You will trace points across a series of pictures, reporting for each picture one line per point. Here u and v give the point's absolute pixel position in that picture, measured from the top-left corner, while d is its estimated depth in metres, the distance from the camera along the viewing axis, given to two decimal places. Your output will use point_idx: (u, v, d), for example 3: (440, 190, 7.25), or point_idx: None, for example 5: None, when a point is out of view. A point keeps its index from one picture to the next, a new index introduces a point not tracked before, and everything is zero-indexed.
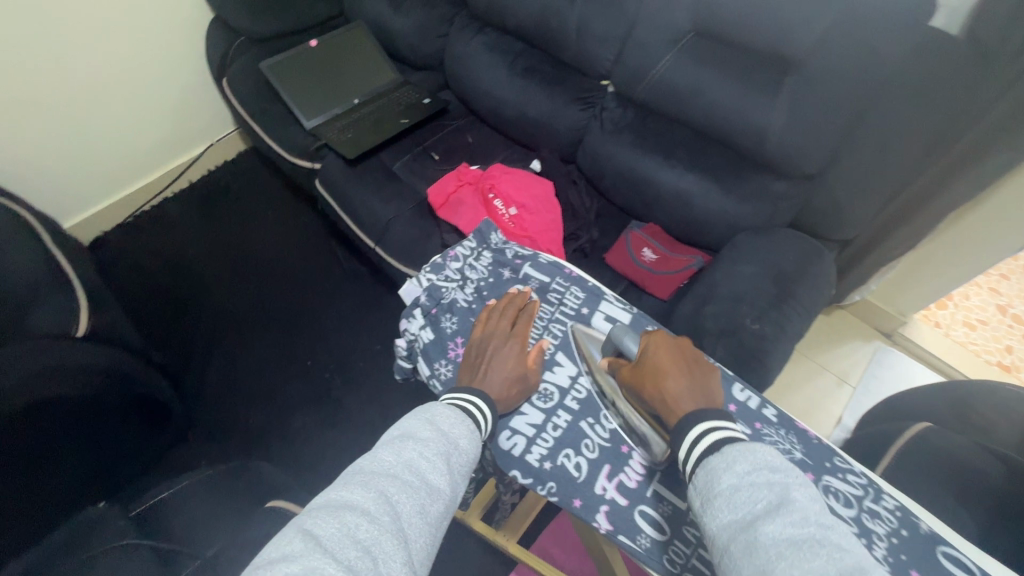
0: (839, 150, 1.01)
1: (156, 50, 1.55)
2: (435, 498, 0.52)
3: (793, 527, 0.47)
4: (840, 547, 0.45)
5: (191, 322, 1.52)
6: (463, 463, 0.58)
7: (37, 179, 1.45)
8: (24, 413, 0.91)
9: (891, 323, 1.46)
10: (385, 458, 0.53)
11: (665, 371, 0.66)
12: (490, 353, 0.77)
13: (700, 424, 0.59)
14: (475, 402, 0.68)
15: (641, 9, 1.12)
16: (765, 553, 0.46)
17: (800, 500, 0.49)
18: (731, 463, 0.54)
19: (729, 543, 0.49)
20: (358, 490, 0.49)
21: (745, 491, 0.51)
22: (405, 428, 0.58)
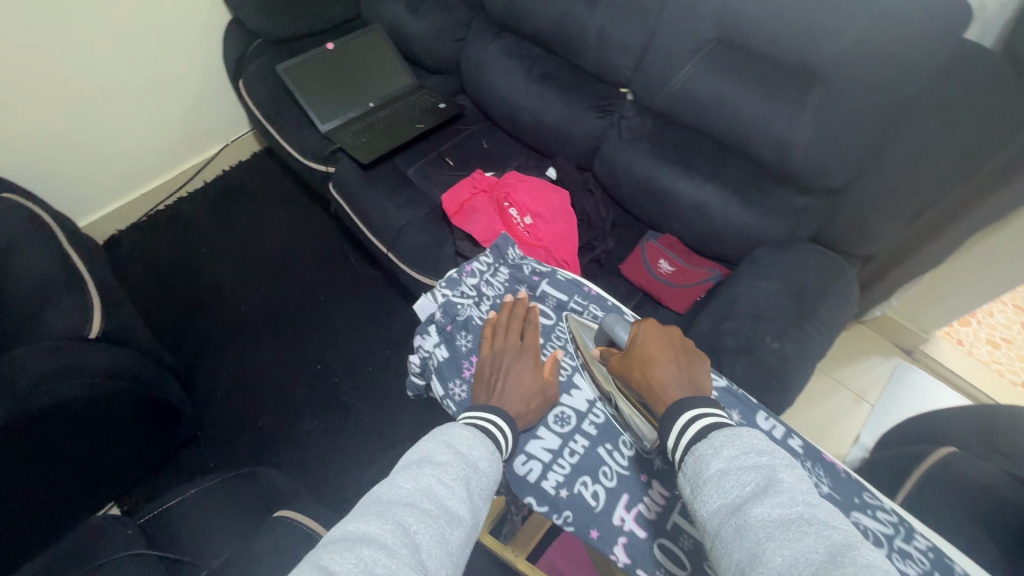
0: (865, 164, 0.99)
1: (174, 51, 1.55)
2: (455, 527, 0.50)
3: (781, 508, 0.46)
4: (828, 524, 0.44)
5: (203, 323, 1.52)
6: (482, 487, 0.56)
7: (54, 177, 1.46)
8: (38, 415, 0.92)
9: (913, 339, 1.42)
10: (403, 485, 0.51)
11: (654, 358, 0.66)
12: (506, 369, 0.76)
13: (689, 411, 0.58)
14: (496, 421, 0.65)
15: (662, 17, 1.10)
16: (753, 534, 0.45)
17: (788, 481, 0.48)
18: (718, 448, 0.53)
19: (719, 529, 0.48)
20: (377, 522, 0.47)
21: (733, 476, 0.50)
22: (423, 452, 0.57)
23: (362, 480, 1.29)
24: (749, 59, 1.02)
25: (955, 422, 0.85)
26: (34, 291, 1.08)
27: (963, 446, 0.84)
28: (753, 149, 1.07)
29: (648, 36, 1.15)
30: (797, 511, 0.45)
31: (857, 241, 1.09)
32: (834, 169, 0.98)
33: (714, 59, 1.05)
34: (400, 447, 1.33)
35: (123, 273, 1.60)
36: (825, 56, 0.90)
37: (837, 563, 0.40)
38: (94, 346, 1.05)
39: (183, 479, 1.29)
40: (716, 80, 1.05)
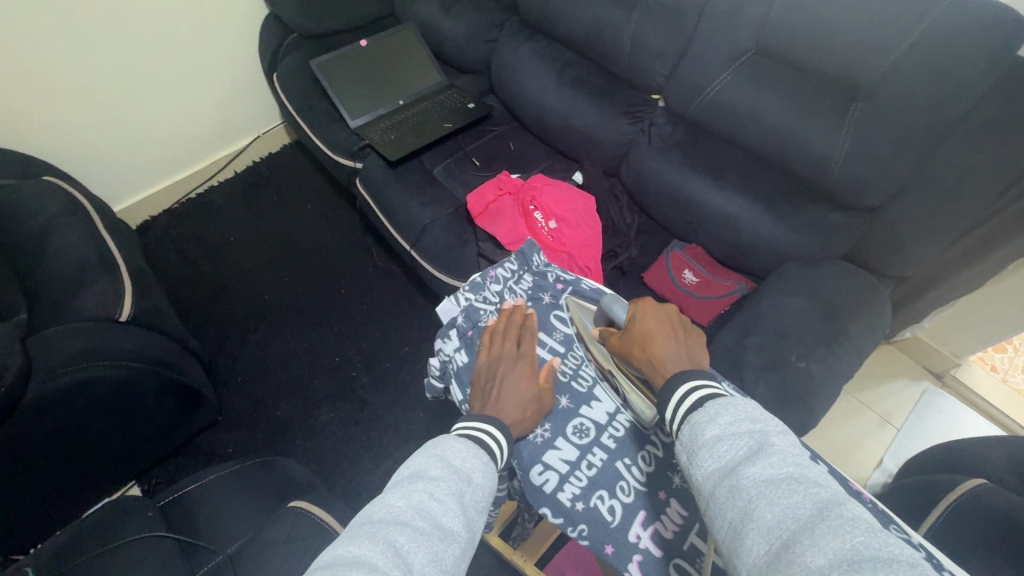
0: (904, 182, 0.96)
1: (213, 43, 1.59)
2: (448, 543, 0.49)
3: (772, 468, 0.46)
4: (818, 482, 0.45)
5: (227, 309, 1.55)
6: (478, 499, 0.55)
7: (92, 161, 1.50)
8: (70, 392, 0.95)
9: (943, 363, 1.38)
10: (394, 503, 0.51)
11: (653, 335, 0.66)
12: (500, 377, 0.74)
13: (687, 382, 0.58)
14: (490, 431, 0.64)
15: (700, 24, 1.09)
16: (745, 493, 0.45)
17: (780, 444, 0.49)
18: (714, 416, 0.53)
19: (713, 490, 0.49)
20: (367, 545, 0.46)
21: (727, 441, 0.50)
22: (415, 468, 0.56)
23: (374, 475, 1.30)
24: (787, 71, 1.00)
25: (988, 454, 0.82)
26: (69, 272, 1.11)
27: (996, 479, 0.80)
28: (788, 161, 1.05)
29: (685, 44, 1.14)
30: (788, 471, 0.46)
31: (891, 261, 1.06)
32: (873, 185, 0.95)
33: (752, 69, 1.04)
34: (413, 444, 1.33)
35: (153, 258, 1.64)
36: (869, 70, 0.88)
37: (824, 517, 0.41)
38: (121, 329, 1.08)
39: (200, 463, 1.31)
40: (754, 91, 1.04)
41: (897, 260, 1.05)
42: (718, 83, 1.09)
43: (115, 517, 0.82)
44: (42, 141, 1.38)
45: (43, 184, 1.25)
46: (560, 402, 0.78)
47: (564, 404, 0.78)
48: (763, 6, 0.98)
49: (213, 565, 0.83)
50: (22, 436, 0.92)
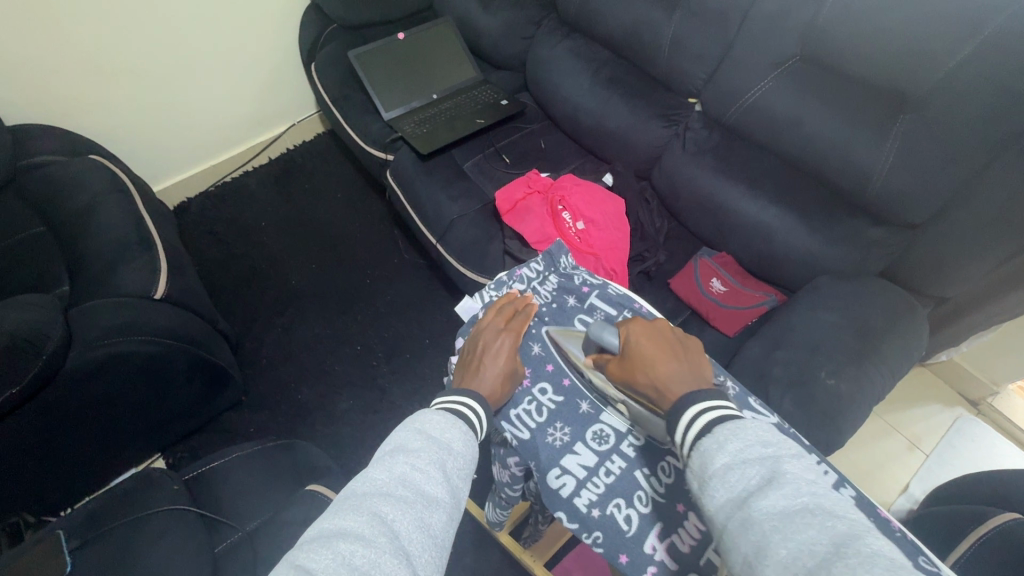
0: (950, 200, 0.92)
1: (255, 31, 1.62)
2: (433, 509, 0.50)
3: (785, 500, 0.45)
4: (834, 514, 0.43)
5: (256, 292, 1.59)
6: (460, 467, 0.56)
7: (136, 141, 1.55)
8: (106, 363, 0.99)
9: (980, 390, 1.33)
10: (376, 477, 0.51)
11: (654, 358, 0.65)
12: (479, 350, 0.74)
13: (695, 404, 0.57)
14: (461, 400, 0.64)
15: (743, 28, 1.06)
16: (758, 528, 0.44)
17: (794, 472, 0.47)
18: (723, 443, 0.52)
19: (726, 523, 0.47)
20: (351, 516, 0.46)
21: (737, 470, 0.49)
22: (396, 440, 0.56)
23: None
24: (833, 79, 0.97)
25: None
26: (109, 248, 1.15)
27: None
28: (828, 173, 1.02)
29: (725, 47, 1.11)
30: (802, 502, 0.44)
31: (932, 281, 1.01)
32: (917, 202, 0.92)
33: (795, 75, 1.01)
34: None
35: (188, 238, 1.69)
36: (919, 82, 0.85)
37: (840, 555, 0.40)
38: (155, 305, 1.11)
39: (223, 439, 1.35)
40: (796, 98, 1.01)
41: (938, 280, 1.01)
42: (759, 89, 1.06)
43: (141, 487, 0.85)
44: (89, 120, 1.43)
45: (88, 162, 1.29)
46: (580, 406, 0.75)
47: (584, 409, 0.75)
48: (811, 11, 0.95)
49: (231, 541, 0.85)
50: (59, 403, 0.97)
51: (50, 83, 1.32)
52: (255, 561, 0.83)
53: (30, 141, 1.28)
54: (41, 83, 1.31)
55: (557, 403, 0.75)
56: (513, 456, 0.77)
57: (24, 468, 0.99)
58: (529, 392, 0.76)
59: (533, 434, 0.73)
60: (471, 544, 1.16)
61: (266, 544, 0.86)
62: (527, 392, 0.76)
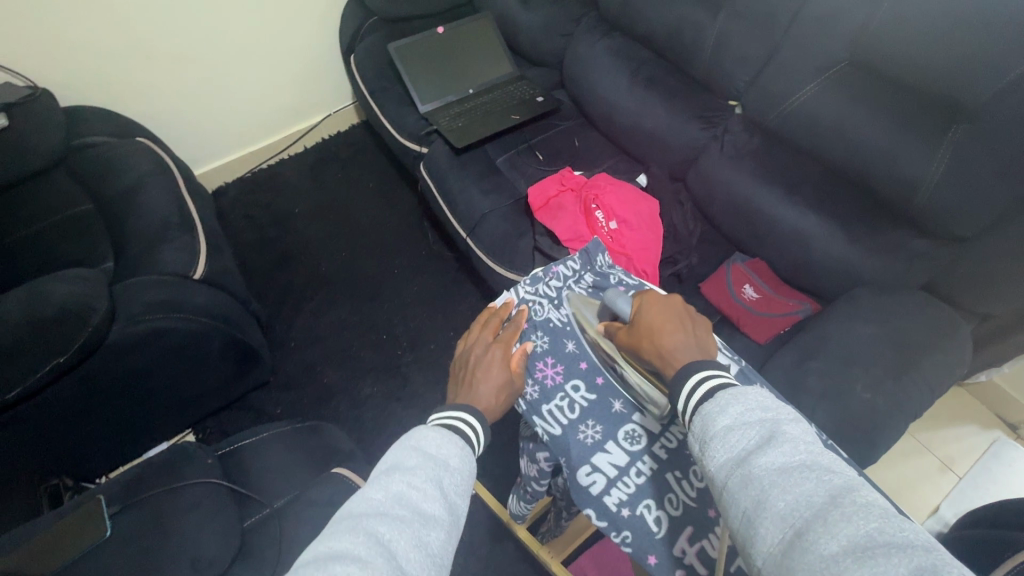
0: (1002, 216, 0.89)
1: (298, 21, 1.65)
2: (431, 527, 0.50)
3: (785, 456, 0.45)
4: (831, 469, 0.44)
5: (287, 277, 1.62)
6: (457, 483, 0.56)
7: (180, 126, 1.60)
8: (144, 339, 1.03)
9: (1019, 413, 1.28)
10: (373, 497, 0.51)
11: (660, 328, 0.66)
12: (472, 367, 0.74)
13: (697, 373, 0.57)
14: (464, 418, 0.65)
15: (790, 31, 1.04)
16: (758, 483, 0.44)
17: (792, 432, 0.47)
18: (724, 407, 0.51)
19: (725, 481, 0.47)
20: (348, 538, 0.46)
21: (738, 431, 0.49)
22: (392, 459, 0.56)
23: None
24: (883, 86, 0.95)
25: None
26: (152, 227, 1.19)
27: None
28: (873, 182, 0.99)
29: (770, 51, 1.10)
30: (800, 459, 0.45)
31: (977, 297, 0.98)
32: (965, 215, 0.89)
33: (843, 80, 0.99)
34: None
35: (224, 222, 1.73)
36: (975, 91, 0.82)
37: (836, 505, 0.40)
38: (193, 285, 1.15)
39: (250, 418, 1.38)
40: (843, 103, 0.99)
41: (984, 297, 0.97)
42: (803, 93, 1.04)
43: (176, 458, 0.88)
44: (136, 103, 1.48)
45: (136, 144, 1.34)
46: (613, 405, 0.75)
47: (617, 408, 0.74)
48: (863, 15, 0.93)
49: (259, 517, 0.88)
50: (103, 374, 1.01)
51: (103, 66, 1.37)
52: (282, 538, 0.85)
53: (83, 122, 1.33)
54: (94, 65, 1.36)
55: (590, 401, 0.75)
56: (542, 451, 0.77)
57: (67, 436, 1.04)
58: (562, 389, 0.76)
59: (564, 431, 0.73)
60: (488, 535, 1.17)
61: (293, 521, 0.88)
62: (560, 389, 0.76)
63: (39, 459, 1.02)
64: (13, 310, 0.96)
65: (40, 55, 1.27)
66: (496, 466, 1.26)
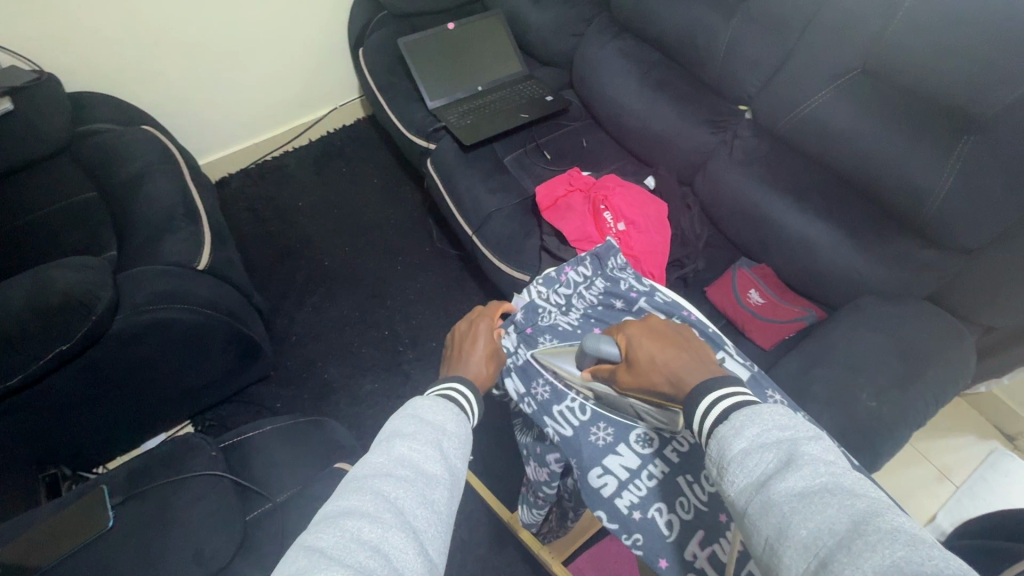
0: (1008, 228, 0.90)
1: (307, 13, 1.64)
2: (434, 486, 0.49)
3: (804, 481, 0.45)
4: (853, 492, 0.43)
5: (289, 270, 1.62)
6: (456, 446, 0.55)
7: (185, 115, 1.59)
8: (145, 328, 1.02)
9: (1016, 425, 1.29)
10: (375, 459, 0.50)
11: (660, 355, 0.65)
12: (458, 343, 0.77)
13: (713, 393, 0.57)
14: (463, 392, 0.65)
15: (803, 37, 1.04)
16: (778, 509, 0.44)
17: (811, 453, 0.47)
18: (740, 429, 0.51)
19: (746, 507, 0.47)
20: (355, 496, 0.46)
21: (756, 455, 0.48)
22: (392, 427, 0.55)
23: None
24: (894, 94, 0.95)
25: None
26: (157, 218, 1.18)
27: None
28: (882, 191, 0.99)
29: (782, 56, 1.10)
30: (820, 482, 0.44)
31: (984, 308, 0.98)
32: (975, 225, 0.89)
33: (855, 89, 0.99)
34: None
35: (227, 213, 1.72)
36: (987, 103, 0.82)
37: (860, 533, 0.40)
38: (197, 275, 1.14)
39: (251, 411, 1.37)
40: (854, 111, 0.99)
41: (987, 309, 0.98)
42: (814, 100, 1.04)
43: (180, 449, 0.87)
44: (141, 91, 1.47)
45: (141, 133, 1.32)
46: None
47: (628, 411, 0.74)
48: (878, 23, 0.93)
49: (262, 511, 0.88)
50: (104, 363, 1.00)
51: (108, 52, 1.36)
52: (284, 531, 0.85)
53: (89, 109, 1.31)
54: (101, 51, 1.35)
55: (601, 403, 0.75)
56: (553, 452, 0.78)
57: (62, 423, 1.02)
58: (573, 390, 0.76)
59: (576, 432, 0.73)
60: (487, 534, 1.17)
61: (294, 516, 0.88)
62: (570, 391, 0.76)
63: (36, 447, 1.01)
64: (16, 296, 0.95)
65: (46, 39, 1.26)
66: (496, 465, 1.26)
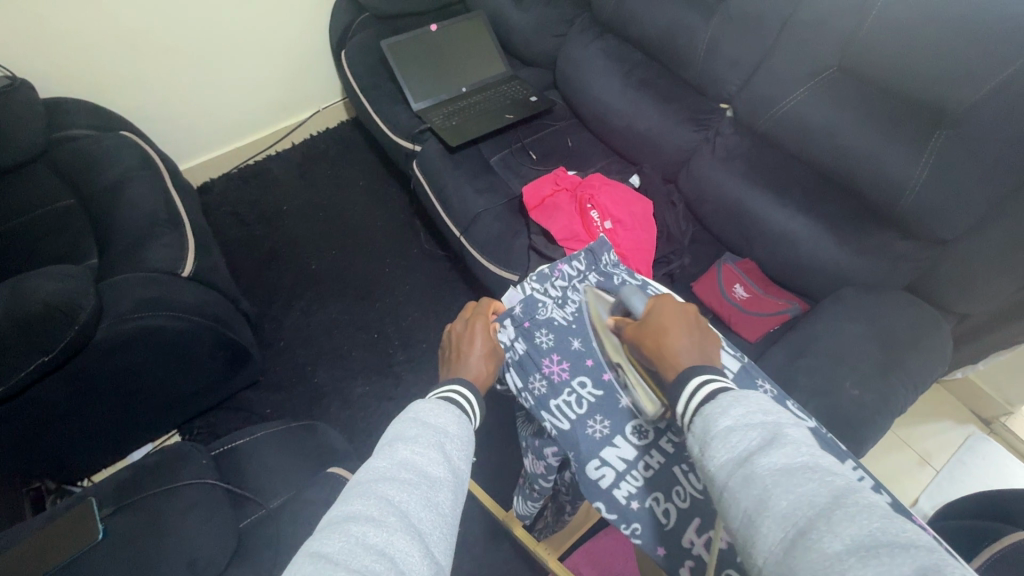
0: (980, 219, 0.93)
1: (287, 15, 1.63)
2: (439, 488, 0.50)
3: (787, 457, 0.46)
4: (833, 471, 0.44)
5: (275, 275, 1.60)
6: (458, 449, 0.56)
7: (164, 119, 1.56)
8: (131, 337, 1.00)
9: (992, 410, 1.33)
10: (378, 464, 0.50)
11: (670, 328, 0.67)
12: (456, 344, 0.78)
13: (700, 374, 0.58)
14: (464, 393, 0.65)
15: (781, 36, 1.07)
16: (759, 482, 0.45)
17: (793, 434, 0.48)
18: (726, 408, 0.52)
19: (727, 480, 0.48)
20: (359, 501, 0.46)
21: (740, 432, 0.50)
22: (393, 431, 0.55)
23: None
24: (870, 90, 0.98)
25: None
26: (139, 225, 1.16)
27: None
28: (860, 185, 1.02)
29: (760, 55, 1.12)
30: (803, 460, 0.45)
31: (959, 296, 1.01)
32: (949, 216, 0.92)
33: (833, 86, 1.02)
34: None
35: (210, 218, 1.70)
36: (958, 98, 0.85)
37: (839, 505, 0.41)
38: (182, 283, 1.13)
39: (239, 419, 1.36)
40: (831, 108, 1.02)
41: (962, 297, 1.01)
42: (794, 97, 1.07)
43: (171, 458, 0.86)
44: (119, 95, 1.44)
45: (120, 138, 1.30)
46: (620, 400, 0.76)
47: (625, 403, 0.75)
48: (853, 22, 0.95)
49: (256, 518, 0.87)
50: (88, 374, 0.98)
51: (84, 57, 1.33)
52: (279, 537, 0.85)
53: (65, 114, 1.29)
54: (77, 56, 1.32)
55: (597, 396, 0.76)
56: (551, 446, 0.78)
57: (48, 435, 1.01)
58: (569, 384, 0.77)
59: (573, 425, 0.74)
60: (482, 534, 1.18)
61: (288, 522, 0.87)
62: (567, 384, 0.77)
63: (21, 461, 0.99)
64: None
65: (18, 44, 1.23)
66: (490, 465, 1.26)
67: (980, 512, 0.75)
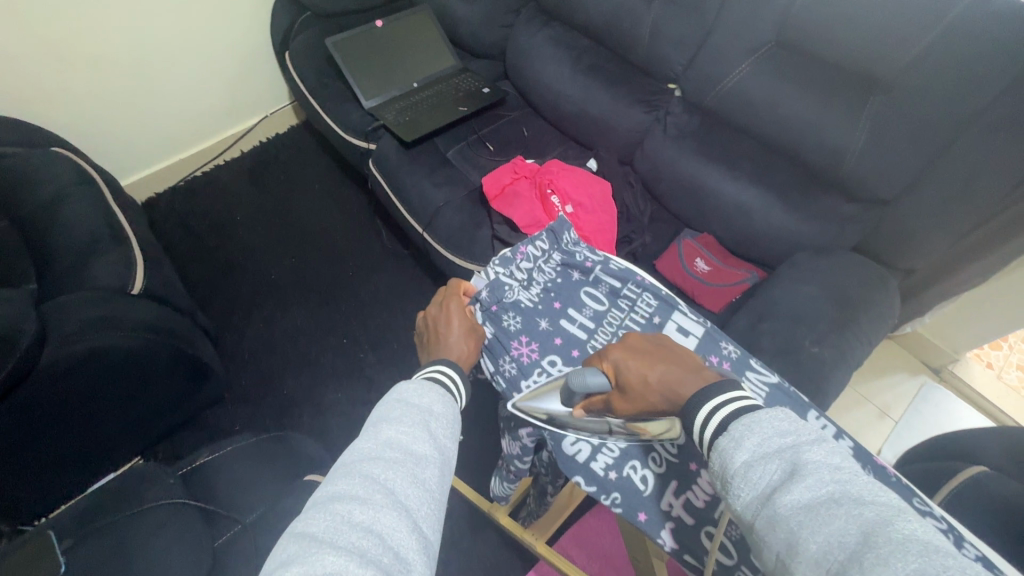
0: (916, 178, 0.98)
1: (224, 18, 1.57)
2: (425, 465, 0.49)
3: (811, 492, 0.44)
4: (859, 500, 0.42)
5: (233, 287, 1.55)
6: (444, 427, 0.55)
7: (99, 134, 1.48)
8: (82, 360, 0.95)
9: (941, 358, 1.41)
10: (363, 445, 0.49)
11: (644, 373, 0.64)
12: (433, 326, 0.78)
13: (708, 402, 0.56)
14: (448, 373, 0.65)
15: (720, 14, 1.10)
16: (785, 524, 0.43)
17: (814, 460, 0.46)
18: (740, 440, 0.50)
19: (754, 521, 0.46)
20: (343, 481, 0.46)
21: (759, 468, 0.48)
22: (377, 412, 0.54)
23: None
24: (807, 62, 1.01)
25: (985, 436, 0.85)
26: (79, 243, 1.10)
27: None
28: (805, 154, 1.06)
29: (703, 34, 1.15)
30: (827, 492, 0.43)
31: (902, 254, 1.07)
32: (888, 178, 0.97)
33: (772, 60, 1.05)
34: None
35: (158, 234, 1.62)
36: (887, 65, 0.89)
37: (870, 545, 0.39)
38: (131, 301, 1.07)
39: (207, 438, 1.31)
40: (773, 82, 1.05)
41: (905, 254, 1.07)
42: (737, 73, 1.10)
43: (136, 483, 0.82)
44: (49, 111, 1.36)
45: (52, 155, 1.23)
46: None
47: None
48: None
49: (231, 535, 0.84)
50: (35, 407, 0.93)
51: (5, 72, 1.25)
52: (258, 551, 0.83)
53: None
54: None
55: None
56: (524, 427, 0.77)
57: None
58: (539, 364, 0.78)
59: None
60: (469, 527, 1.17)
61: (267, 535, 0.85)
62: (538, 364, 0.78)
63: None
64: None
65: None
66: (471, 458, 1.26)
67: (935, 451, 0.79)
